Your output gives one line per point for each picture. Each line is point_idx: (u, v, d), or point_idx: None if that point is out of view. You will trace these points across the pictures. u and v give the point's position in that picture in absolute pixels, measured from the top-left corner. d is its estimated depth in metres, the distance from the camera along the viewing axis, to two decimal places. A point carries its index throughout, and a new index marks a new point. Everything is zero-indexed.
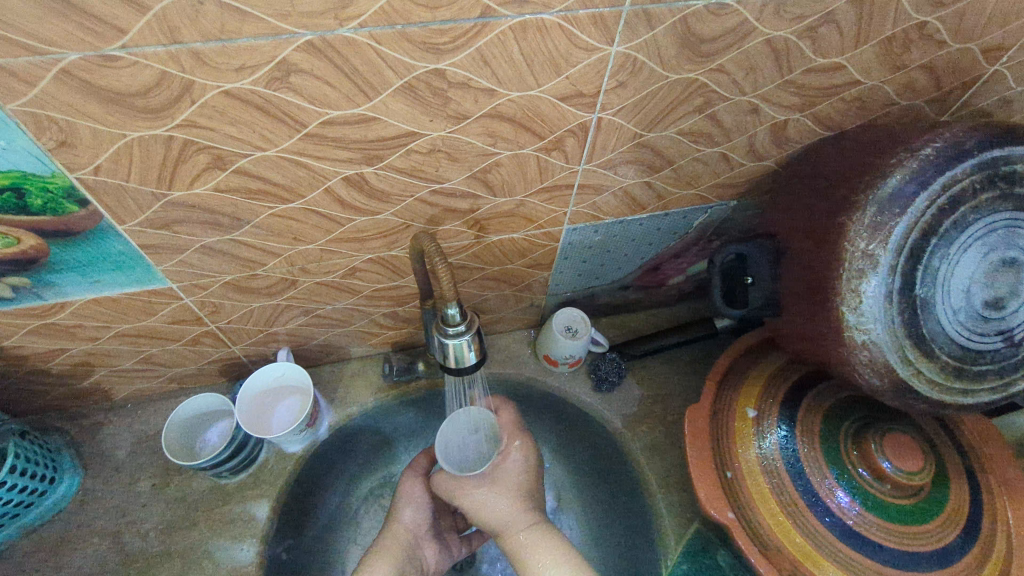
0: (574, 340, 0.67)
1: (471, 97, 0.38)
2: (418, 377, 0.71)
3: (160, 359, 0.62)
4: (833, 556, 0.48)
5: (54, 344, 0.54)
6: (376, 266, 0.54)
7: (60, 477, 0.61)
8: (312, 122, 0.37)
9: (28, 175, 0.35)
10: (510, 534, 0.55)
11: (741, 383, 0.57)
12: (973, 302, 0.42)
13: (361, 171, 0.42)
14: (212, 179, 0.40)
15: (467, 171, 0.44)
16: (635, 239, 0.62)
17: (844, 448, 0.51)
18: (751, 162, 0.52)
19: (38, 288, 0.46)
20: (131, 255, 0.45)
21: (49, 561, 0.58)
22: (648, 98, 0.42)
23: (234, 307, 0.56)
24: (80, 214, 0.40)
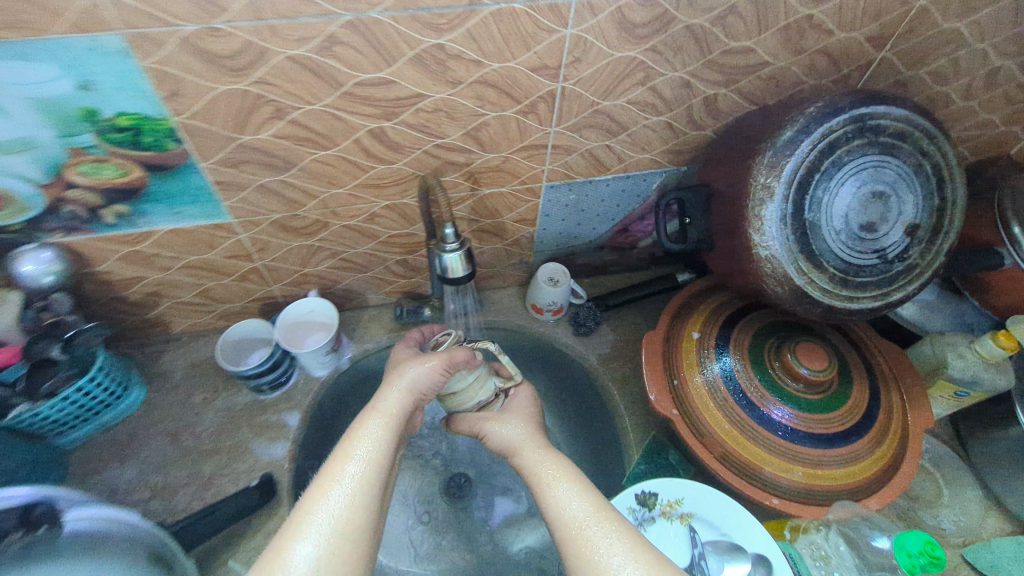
0: (555, 287, 0.79)
1: (464, 66, 0.51)
2: (423, 320, 0.84)
3: (213, 294, 0.76)
4: (757, 440, 0.61)
5: (135, 271, 0.68)
6: (391, 212, 0.68)
7: (130, 388, 0.74)
8: (347, 83, 0.51)
9: (145, 117, 0.50)
10: (523, 452, 0.59)
11: (690, 315, 0.72)
12: (851, 225, 0.54)
13: (381, 125, 0.55)
14: (273, 127, 0.53)
15: (462, 128, 0.58)
16: (604, 199, 0.74)
17: (768, 358, 0.65)
18: (692, 131, 0.65)
19: (134, 215, 0.60)
20: (206, 190, 0.59)
21: (122, 452, 0.72)
22: (600, 71, 0.55)
23: (277, 246, 0.70)
24: (175, 151, 0.54)
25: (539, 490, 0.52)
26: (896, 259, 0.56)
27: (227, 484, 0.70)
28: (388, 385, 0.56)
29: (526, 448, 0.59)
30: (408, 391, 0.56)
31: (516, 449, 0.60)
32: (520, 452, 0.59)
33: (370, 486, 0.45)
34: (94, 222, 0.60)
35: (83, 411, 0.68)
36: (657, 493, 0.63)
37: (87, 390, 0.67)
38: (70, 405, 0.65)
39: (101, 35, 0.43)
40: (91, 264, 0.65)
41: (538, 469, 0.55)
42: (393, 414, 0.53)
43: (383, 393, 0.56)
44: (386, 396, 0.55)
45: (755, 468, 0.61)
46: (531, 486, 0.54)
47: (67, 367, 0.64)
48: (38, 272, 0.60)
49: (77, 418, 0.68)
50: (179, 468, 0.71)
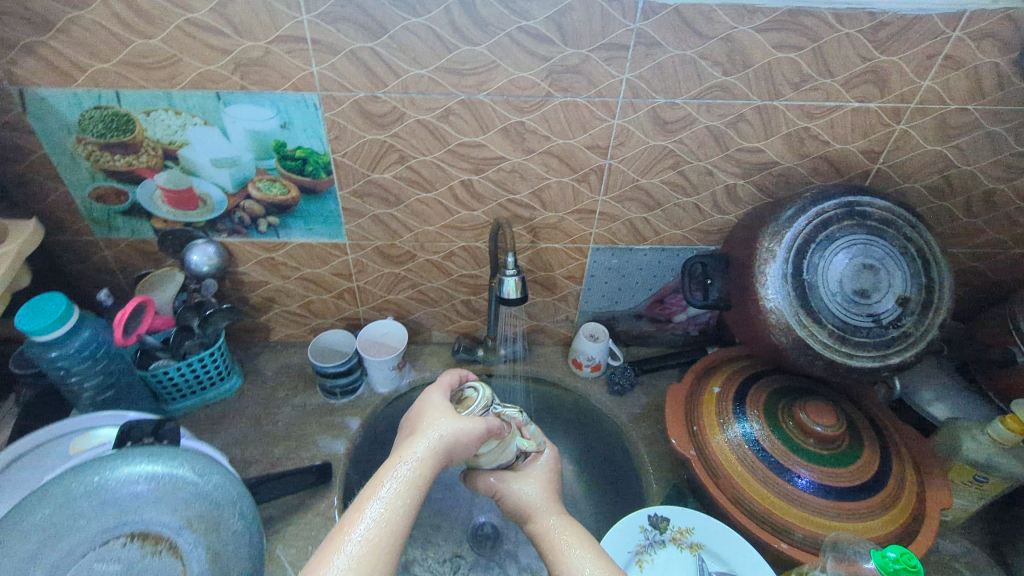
0: (595, 342, 0.89)
1: (537, 139, 0.71)
2: (477, 360, 0.95)
3: (313, 308, 0.94)
4: (773, 489, 0.64)
5: (264, 276, 0.88)
6: (465, 253, 0.85)
7: (232, 374, 0.90)
8: (452, 142, 0.71)
9: (313, 152, 0.72)
10: (539, 518, 0.61)
11: (712, 371, 0.77)
12: (846, 290, 0.64)
13: (471, 177, 0.75)
14: (394, 170, 0.74)
15: (530, 188, 0.76)
16: (643, 269, 0.88)
17: (782, 413, 0.69)
18: (717, 213, 0.79)
19: (279, 226, 0.81)
20: (335, 213, 0.80)
21: (213, 425, 0.86)
22: (639, 154, 0.72)
23: (373, 271, 0.88)
24: (324, 180, 0.76)
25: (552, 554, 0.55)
26: (890, 326, 0.64)
27: (290, 464, 0.81)
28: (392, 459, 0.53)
29: (549, 520, 0.59)
30: (430, 449, 0.54)
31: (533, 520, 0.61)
32: (543, 526, 0.59)
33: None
34: (251, 228, 0.81)
35: (196, 379, 0.84)
36: (670, 519, 0.67)
37: (205, 362, 0.83)
38: (190, 370, 0.81)
39: (305, 94, 0.66)
40: (236, 263, 0.86)
41: (553, 535, 0.57)
42: (420, 459, 0.52)
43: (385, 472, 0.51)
44: (392, 470, 0.52)
45: (761, 512, 0.63)
46: (546, 553, 0.56)
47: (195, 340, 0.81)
48: (201, 260, 0.81)
49: (191, 384, 0.83)
50: (254, 444, 0.83)
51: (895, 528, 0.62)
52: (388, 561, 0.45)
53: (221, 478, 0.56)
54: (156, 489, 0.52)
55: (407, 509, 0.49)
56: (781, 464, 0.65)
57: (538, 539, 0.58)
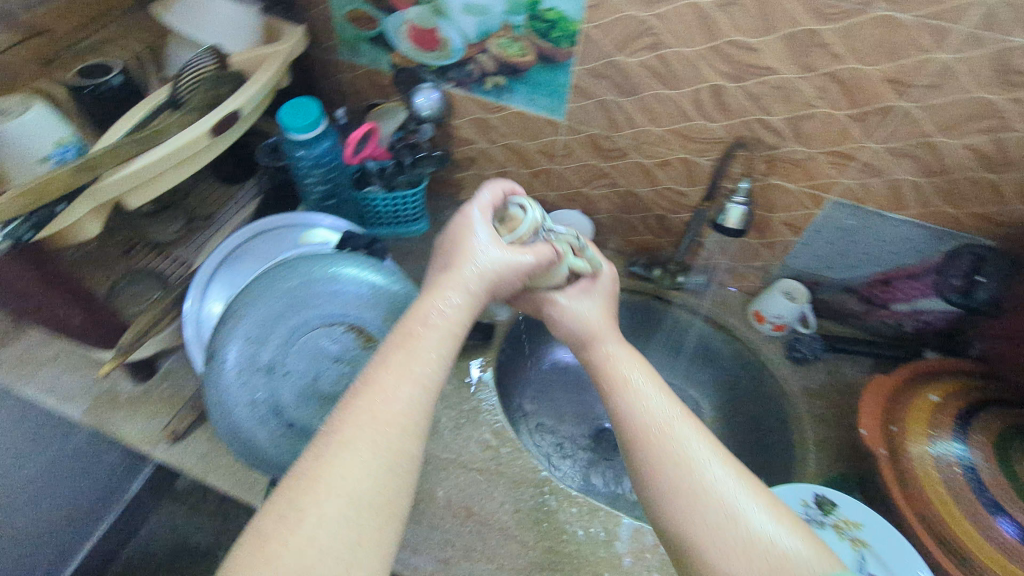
0: (789, 302, 0.82)
1: (826, 56, 0.59)
2: (649, 280, 0.93)
3: (508, 179, 0.96)
4: (976, 525, 0.55)
5: (474, 134, 0.91)
6: (681, 166, 0.78)
7: (421, 220, 0.97)
8: (721, 38, 0.62)
9: (564, 18, 0.68)
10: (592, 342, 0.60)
11: (937, 381, 0.67)
12: None
13: (725, 83, 0.66)
14: (642, 55, 0.68)
15: (790, 112, 0.66)
16: (882, 240, 0.75)
17: (1020, 453, 0.58)
18: (1018, 202, 0.64)
19: (504, 89, 0.81)
20: (562, 88, 0.77)
21: (403, 258, 0.97)
22: (948, 104, 0.59)
23: (577, 158, 0.86)
24: (564, 51, 0.72)
25: (610, 383, 0.55)
26: None
27: None
28: (433, 298, 0.53)
29: (615, 357, 0.58)
30: (466, 285, 0.54)
31: (604, 359, 0.58)
32: (617, 366, 0.57)
33: (397, 449, 0.43)
34: (477, 84, 0.82)
35: (394, 213, 0.92)
36: (838, 505, 0.64)
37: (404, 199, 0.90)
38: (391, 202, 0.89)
39: None
40: (453, 115, 0.89)
41: (620, 364, 0.57)
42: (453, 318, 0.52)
43: (412, 347, 0.48)
44: (435, 310, 0.51)
45: (960, 549, 0.54)
46: (599, 381, 0.56)
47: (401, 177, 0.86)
48: (424, 104, 0.84)
49: (389, 215, 0.92)
50: None
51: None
52: (414, 427, 0.45)
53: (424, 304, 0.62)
54: (366, 297, 0.59)
55: (439, 373, 0.48)
56: (1002, 508, 0.54)
57: (592, 367, 0.59)
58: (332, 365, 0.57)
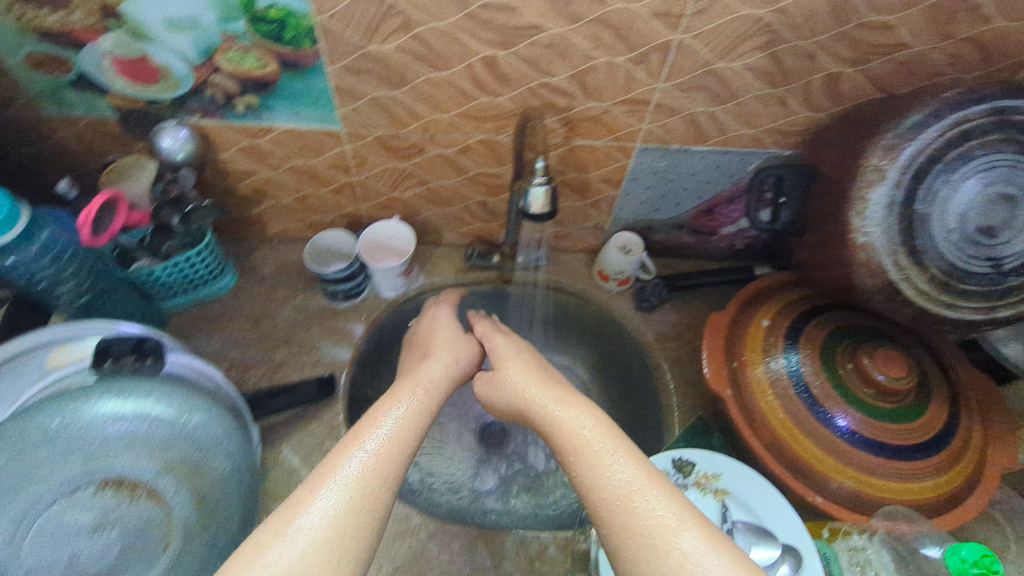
0: (627, 255, 0.80)
1: (588, 2, 0.52)
2: (492, 267, 0.87)
3: (311, 200, 0.82)
4: (811, 434, 0.57)
5: (250, 164, 0.76)
6: (485, 148, 0.71)
7: (224, 272, 0.81)
8: (475, 4, 0.53)
9: (292, 12, 0.55)
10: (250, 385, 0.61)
11: (763, 302, 0.67)
12: (967, 226, 0.50)
13: (496, 53, 0.58)
14: (398, 40, 0.57)
15: (571, 69, 0.59)
16: (695, 174, 0.74)
17: (838, 358, 0.60)
18: (805, 111, 0.63)
19: (261, 109, 0.66)
20: (327, 94, 0.64)
21: (209, 325, 0.79)
22: (721, 28, 0.54)
23: (375, 163, 0.75)
24: (308, 51, 0.59)
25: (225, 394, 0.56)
26: (1014, 275, 0.50)
27: (293, 372, 0.75)
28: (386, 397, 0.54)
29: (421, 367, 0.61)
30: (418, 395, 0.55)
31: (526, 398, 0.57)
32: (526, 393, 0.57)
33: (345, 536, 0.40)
34: (227, 110, 0.67)
35: (184, 277, 0.75)
36: (694, 462, 0.56)
37: (191, 260, 0.74)
38: (178, 269, 0.73)
39: None
40: (215, 150, 0.73)
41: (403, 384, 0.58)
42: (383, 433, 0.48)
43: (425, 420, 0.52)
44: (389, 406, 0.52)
45: (806, 465, 0.56)
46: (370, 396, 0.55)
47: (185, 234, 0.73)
48: (174, 146, 0.67)
49: (180, 283, 0.75)
50: (252, 348, 0.77)
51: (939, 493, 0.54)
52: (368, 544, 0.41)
53: (203, 417, 0.52)
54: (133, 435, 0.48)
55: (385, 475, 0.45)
56: (824, 409, 0.58)
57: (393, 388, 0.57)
58: (90, 530, 0.45)
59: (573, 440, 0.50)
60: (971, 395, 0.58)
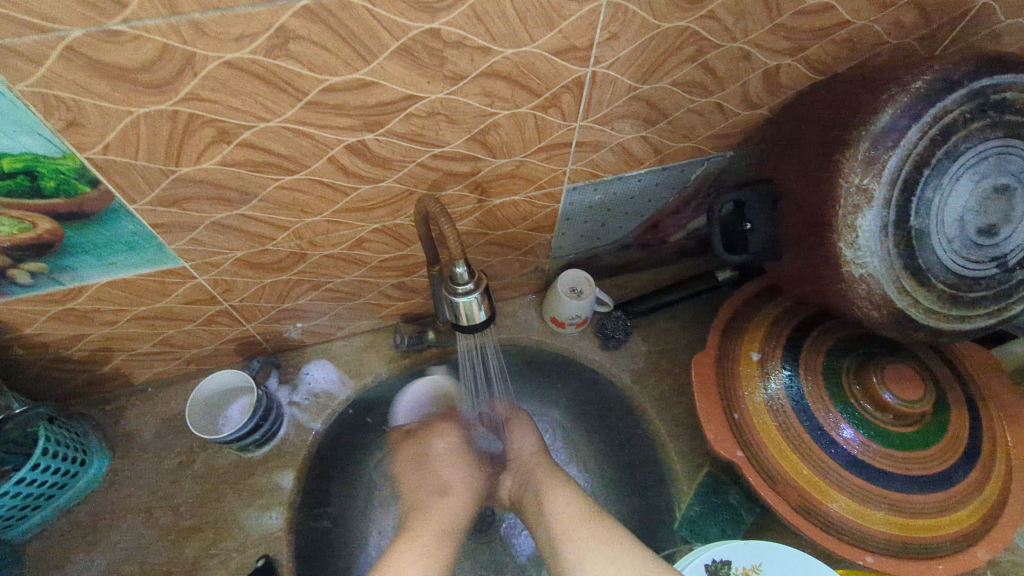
0: (579, 299, 0.68)
1: (467, 56, 0.38)
2: (428, 346, 0.73)
3: (177, 341, 0.63)
4: (838, 486, 0.50)
5: (74, 330, 0.55)
6: (382, 235, 0.55)
7: (89, 459, 0.62)
8: (312, 90, 0.37)
9: (39, 157, 0.36)
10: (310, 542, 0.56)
11: (745, 328, 0.59)
12: (967, 230, 0.43)
13: (363, 138, 0.42)
14: (218, 153, 0.40)
15: (466, 132, 0.45)
16: (634, 196, 0.63)
17: (846, 383, 0.53)
18: (744, 110, 0.53)
19: (55, 273, 0.47)
20: (144, 235, 0.46)
21: (87, 538, 0.61)
22: (640, 49, 0.42)
23: (246, 285, 0.57)
24: (92, 195, 0.40)
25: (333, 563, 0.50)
26: (1020, 267, 0.44)
27: (218, 569, 0.60)
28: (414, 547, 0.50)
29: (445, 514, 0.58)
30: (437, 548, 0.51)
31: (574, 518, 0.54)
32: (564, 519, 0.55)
33: None
34: (5, 285, 0.46)
35: (32, 499, 0.56)
36: (731, 560, 0.50)
37: (39, 474, 0.55)
38: (16, 498, 0.53)
39: None
40: (15, 329, 0.52)
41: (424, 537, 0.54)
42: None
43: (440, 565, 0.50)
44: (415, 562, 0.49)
45: (840, 523, 0.50)
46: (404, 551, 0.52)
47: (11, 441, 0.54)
48: None
49: (27, 508, 0.56)
50: (155, 553, 0.60)
51: (978, 515, 0.50)
52: None
53: None
54: None
55: None
56: (841, 448, 0.52)
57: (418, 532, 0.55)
58: None
59: (576, 543, 0.51)
60: (981, 391, 0.54)
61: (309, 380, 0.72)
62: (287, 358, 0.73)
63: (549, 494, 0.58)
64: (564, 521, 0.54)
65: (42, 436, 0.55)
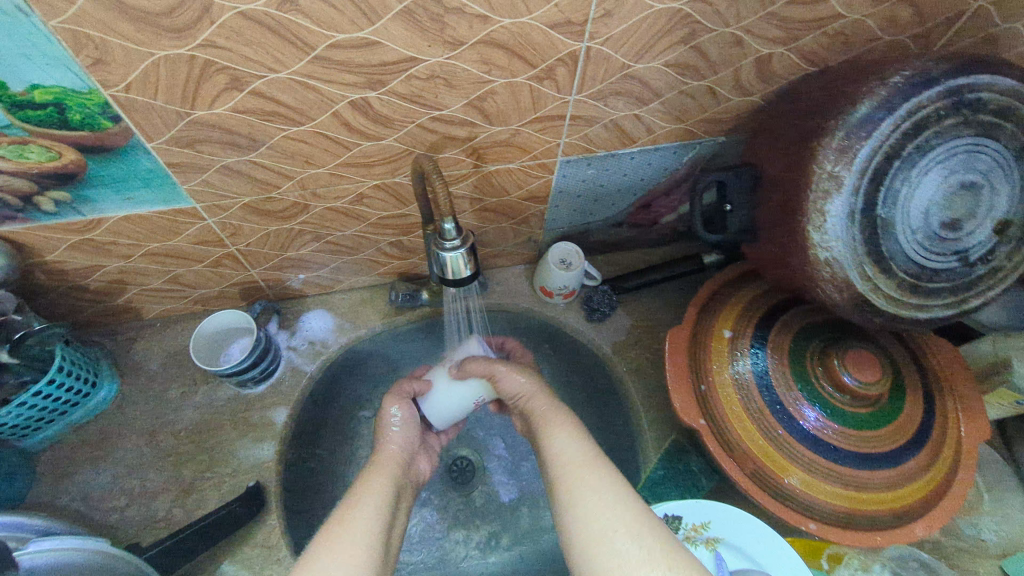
0: (567, 271, 0.71)
1: (466, 23, 0.40)
2: (422, 305, 0.77)
3: (186, 279, 0.67)
4: (791, 458, 0.54)
5: (92, 260, 0.59)
6: (382, 193, 0.59)
7: (101, 382, 0.67)
8: (319, 45, 0.40)
9: (68, 91, 0.39)
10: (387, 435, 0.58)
11: (721, 308, 0.61)
12: (931, 223, 0.45)
13: (365, 95, 0.45)
14: (230, 100, 0.43)
15: (464, 98, 0.48)
16: (627, 174, 0.65)
17: (809, 364, 0.56)
18: (737, 96, 0.55)
19: (77, 202, 0.50)
20: (159, 173, 0.49)
21: (95, 453, 0.66)
22: (632, 28, 0.44)
23: (252, 230, 0.61)
24: (113, 130, 0.44)
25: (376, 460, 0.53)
26: (980, 263, 0.46)
27: (210, 491, 0.64)
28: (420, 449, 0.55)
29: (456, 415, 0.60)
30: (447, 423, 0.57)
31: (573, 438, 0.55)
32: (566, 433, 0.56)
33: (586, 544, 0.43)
34: (30, 211, 0.50)
35: (48, 412, 0.61)
36: (682, 516, 0.54)
37: (54, 390, 0.60)
38: (34, 409, 0.58)
39: None
40: (38, 254, 0.56)
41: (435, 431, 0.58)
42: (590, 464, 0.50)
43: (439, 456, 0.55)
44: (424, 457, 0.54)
45: (790, 491, 0.53)
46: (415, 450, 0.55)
47: (30, 357, 0.58)
48: None
49: (43, 420, 0.61)
50: (156, 471, 0.65)
51: (923, 495, 0.52)
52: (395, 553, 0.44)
53: None
54: None
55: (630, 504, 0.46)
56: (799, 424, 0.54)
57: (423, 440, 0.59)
58: None
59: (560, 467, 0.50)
60: (941, 383, 0.56)
61: (307, 327, 0.76)
62: (288, 305, 0.77)
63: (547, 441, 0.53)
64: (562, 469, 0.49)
65: (59, 355, 0.60)
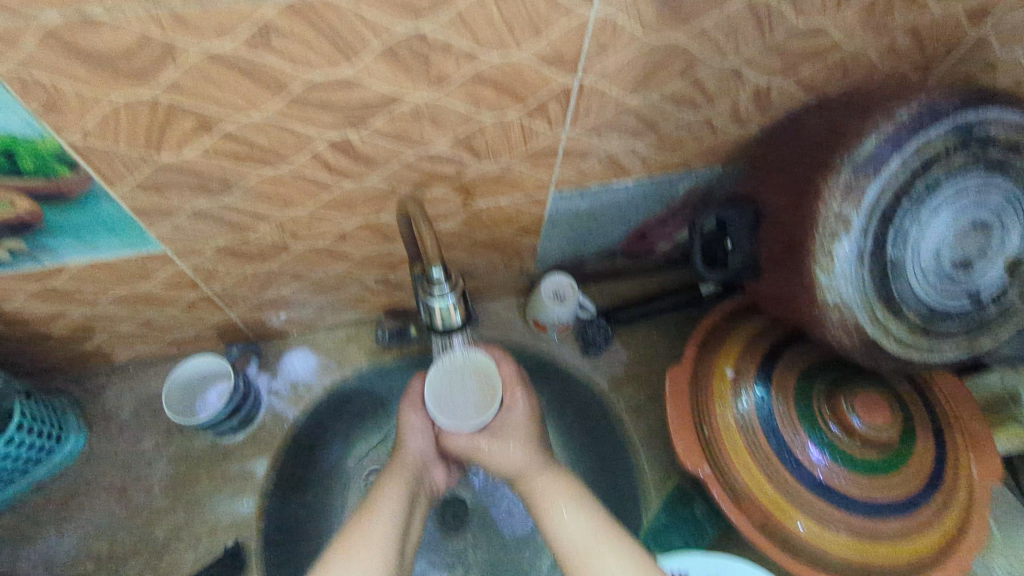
0: (561, 305, 0.68)
1: (452, 60, 0.38)
2: (411, 341, 0.74)
3: (158, 323, 0.63)
4: (800, 507, 0.51)
5: (54, 307, 0.55)
6: (366, 231, 0.56)
7: (66, 435, 0.63)
8: (294, 85, 0.37)
9: (18, 138, 0.36)
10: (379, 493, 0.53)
11: (722, 344, 0.59)
12: (943, 262, 0.43)
13: (346, 136, 0.42)
14: (200, 143, 0.40)
15: (451, 135, 0.45)
16: (621, 206, 0.63)
17: (816, 405, 0.53)
18: (734, 127, 0.53)
19: (35, 251, 0.47)
20: (124, 219, 0.46)
21: (60, 513, 0.61)
22: (628, 63, 0.42)
23: (228, 272, 0.57)
24: (71, 177, 0.40)
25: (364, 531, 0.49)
26: (993, 302, 0.45)
27: (186, 552, 0.60)
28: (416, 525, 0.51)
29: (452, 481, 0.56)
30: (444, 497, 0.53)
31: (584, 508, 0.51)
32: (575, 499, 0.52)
33: None
34: None
35: (7, 473, 0.56)
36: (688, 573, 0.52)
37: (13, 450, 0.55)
38: None
39: None
40: None
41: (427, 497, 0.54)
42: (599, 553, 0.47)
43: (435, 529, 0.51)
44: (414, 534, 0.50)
45: (800, 543, 0.50)
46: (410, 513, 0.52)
47: None
48: None
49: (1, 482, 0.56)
50: (126, 530, 0.61)
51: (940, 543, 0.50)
52: None
53: None
54: None
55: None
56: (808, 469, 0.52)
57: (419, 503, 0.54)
58: None
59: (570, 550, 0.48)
60: (950, 420, 0.54)
61: (289, 368, 0.72)
62: (269, 345, 0.73)
63: (555, 516, 0.51)
64: (575, 549, 0.48)
65: (18, 411, 0.55)
